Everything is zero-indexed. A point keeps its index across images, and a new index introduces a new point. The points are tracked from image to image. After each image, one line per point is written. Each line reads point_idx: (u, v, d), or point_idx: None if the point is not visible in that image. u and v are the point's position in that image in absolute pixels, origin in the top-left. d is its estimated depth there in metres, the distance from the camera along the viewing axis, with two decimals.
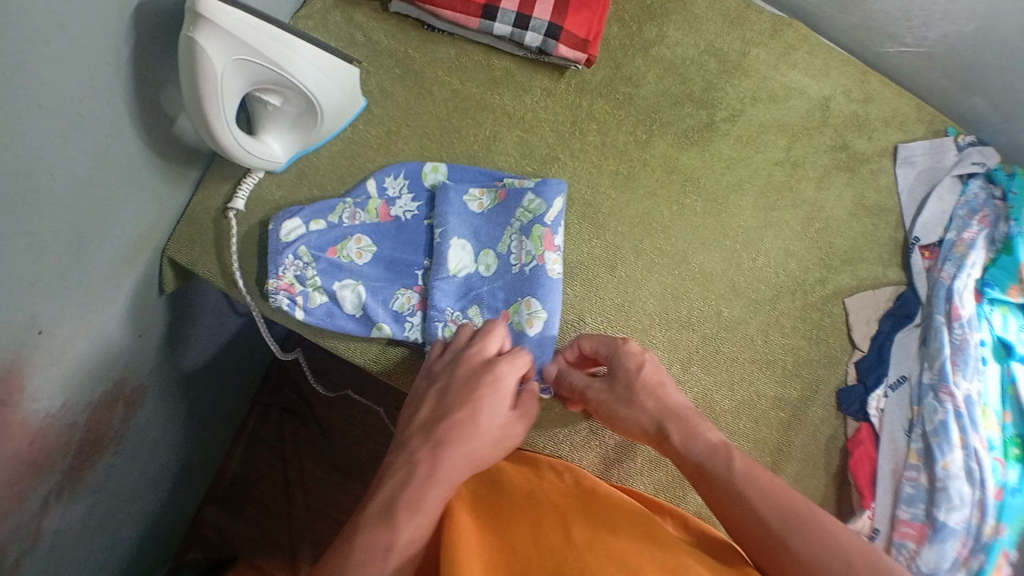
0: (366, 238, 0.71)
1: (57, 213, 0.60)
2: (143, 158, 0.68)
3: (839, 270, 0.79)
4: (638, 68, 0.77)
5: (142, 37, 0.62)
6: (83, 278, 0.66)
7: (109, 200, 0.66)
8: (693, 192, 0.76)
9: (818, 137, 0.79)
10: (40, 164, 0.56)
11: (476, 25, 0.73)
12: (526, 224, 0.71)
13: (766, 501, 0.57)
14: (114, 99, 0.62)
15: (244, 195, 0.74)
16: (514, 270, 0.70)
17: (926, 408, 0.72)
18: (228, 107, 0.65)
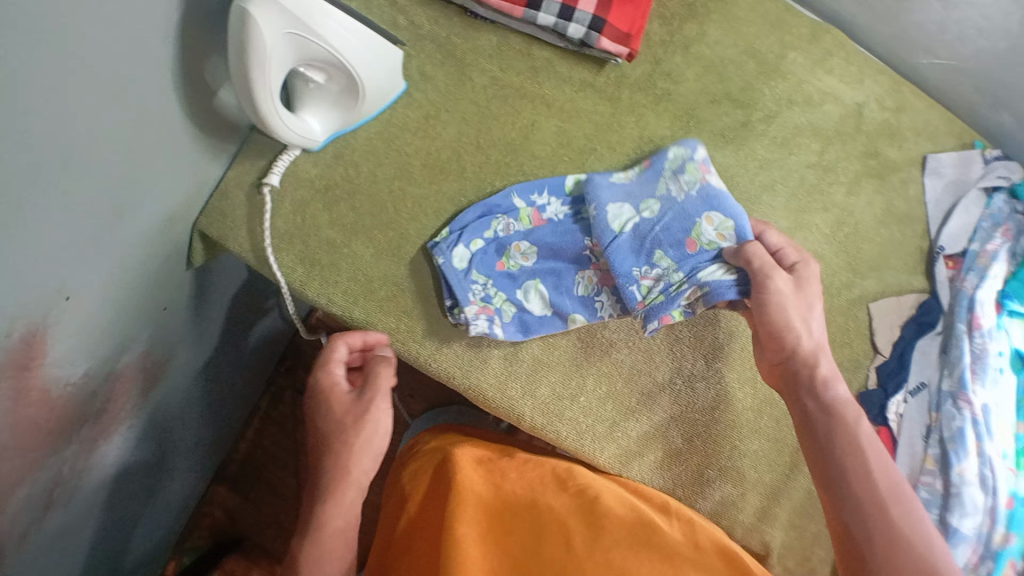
0: (525, 242, 0.73)
1: (99, 177, 0.59)
2: (182, 128, 0.68)
3: (865, 275, 0.80)
4: (678, 65, 0.77)
5: (189, 5, 0.62)
6: (115, 245, 0.65)
7: (145, 167, 0.65)
8: (727, 190, 0.76)
9: (850, 143, 0.80)
10: (87, 126, 0.56)
11: (520, 14, 0.73)
12: (676, 168, 0.73)
13: None
14: (159, 66, 0.61)
15: (279, 171, 0.73)
16: (679, 202, 0.71)
17: (945, 415, 0.74)
18: (270, 79, 0.64)
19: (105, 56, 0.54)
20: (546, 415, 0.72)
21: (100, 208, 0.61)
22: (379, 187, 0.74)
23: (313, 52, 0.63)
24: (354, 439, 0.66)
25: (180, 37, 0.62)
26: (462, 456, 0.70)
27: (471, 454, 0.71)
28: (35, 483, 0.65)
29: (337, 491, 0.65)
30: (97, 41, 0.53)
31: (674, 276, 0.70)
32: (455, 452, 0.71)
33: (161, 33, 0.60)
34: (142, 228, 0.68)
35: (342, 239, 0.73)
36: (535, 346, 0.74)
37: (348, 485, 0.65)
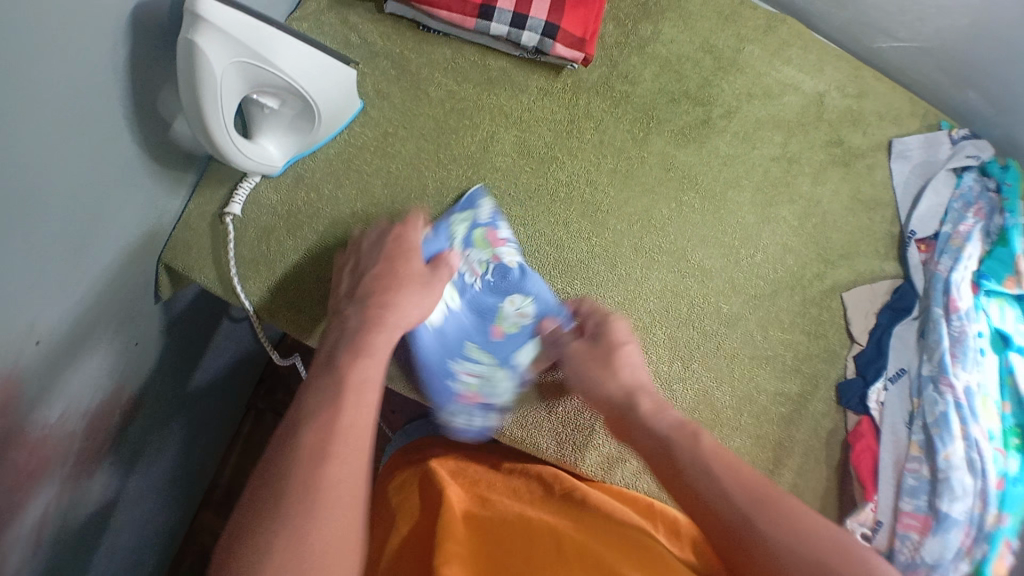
0: (517, 296, 0.73)
1: (61, 216, 0.59)
2: (140, 161, 0.68)
3: (836, 265, 0.79)
4: (634, 66, 0.77)
5: (137, 42, 0.61)
6: (80, 285, 0.65)
7: (104, 204, 0.64)
8: (691, 189, 0.76)
9: (813, 132, 0.80)
10: (44, 168, 0.55)
11: (472, 25, 0.73)
12: (466, 236, 0.72)
13: (737, 485, 0.52)
14: (111, 105, 0.61)
15: (240, 200, 0.73)
16: (477, 286, 0.72)
17: (927, 401, 0.73)
18: (227, 110, 0.64)
19: (57, 94, 0.54)
20: (523, 428, 0.71)
21: (64, 247, 0.61)
22: (342, 209, 0.75)
23: (263, 75, 0.63)
24: (404, 299, 0.64)
25: (134, 70, 0.62)
26: (440, 467, 0.71)
27: (448, 467, 0.72)
28: (22, 527, 0.65)
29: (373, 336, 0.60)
30: (48, 79, 0.53)
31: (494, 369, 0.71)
32: (435, 464, 0.71)
33: (114, 68, 0.59)
34: (106, 265, 0.68)
35: (308, 263, 0.73)
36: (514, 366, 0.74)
37: (393, 329, 0.62)
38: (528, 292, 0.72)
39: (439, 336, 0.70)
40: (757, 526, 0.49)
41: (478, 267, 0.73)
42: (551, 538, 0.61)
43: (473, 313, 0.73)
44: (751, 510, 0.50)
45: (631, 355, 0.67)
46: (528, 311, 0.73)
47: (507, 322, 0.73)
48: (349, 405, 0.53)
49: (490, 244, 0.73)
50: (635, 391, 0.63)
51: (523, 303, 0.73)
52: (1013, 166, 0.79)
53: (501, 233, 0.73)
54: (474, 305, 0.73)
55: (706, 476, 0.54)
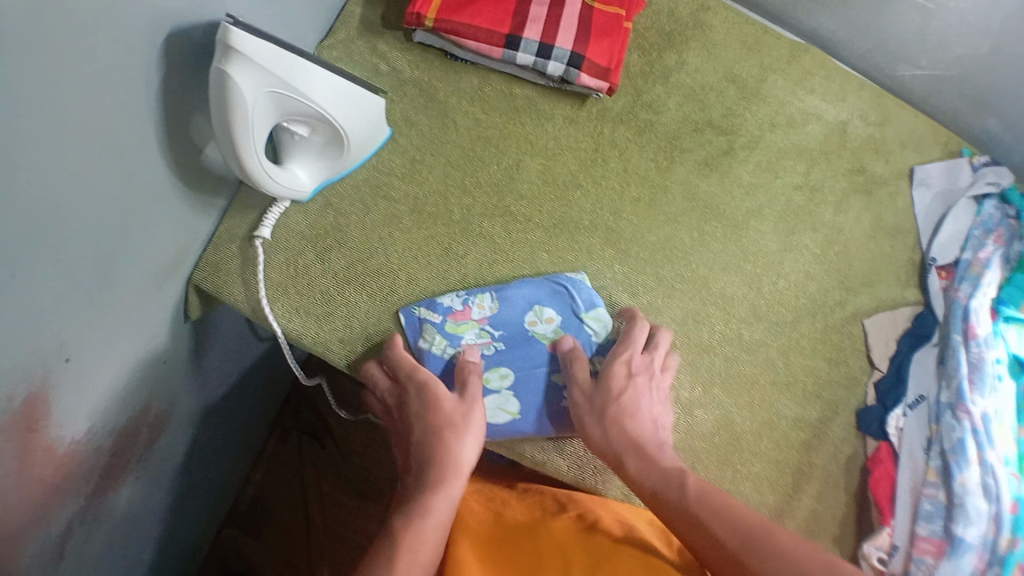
0: (530, 314, 0.73)
1: (95, 237, 0.60)
2: (170, 184, 0.69)
3: (858, 292, 0.79)
4: (659, 95, 0.78)
5: (172, 69, 0.62)
6: (112, 304, 0.66)
7: (136, 226, 0.66)
8: (714, 218, 0.77)
9: (836, 161, 0.80)
10: (81, 190, 0.56)
11: (499, 54, 0.75)
12: (448, 339, 0.72)
13: (719, 519, 0.58)
14: (144, 130, 0.62)
15: (270, 224, 0.74)
16: (496, 345, 0.72)
17: (944, 426, 0.74)
18: (256, 134, 0.66)
19: (93, 118, 0.55)
20: (545, 449, 0.72)
21: (97, 269, 0.62)
22: (370, 234, 0.75)
23: (292, 104, 0.65)
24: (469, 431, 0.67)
25: (168, 95, 0.63)
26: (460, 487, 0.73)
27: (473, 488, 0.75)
28: (46, 537, 0.66)
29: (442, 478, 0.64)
30: (85, 104, 0.54)
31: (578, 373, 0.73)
32: None
33: (150, 93, 0.61)
34: (137, 285, 0.69)
35: (335, 287, 0.74)
36: None
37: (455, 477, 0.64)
38: (529, 306, 0.73)
39: (534, 402, 0.71)
40: (754, 570, 0.54)
41: (484, 340, 0.72)
42: (560, 554, 0.63)
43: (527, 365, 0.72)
44: (743, 552, 0.56)
45: (596, 414, 0.67)
46: (553, 314, 0.73)
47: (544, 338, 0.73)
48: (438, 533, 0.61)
49: (467, 318, 0.72)
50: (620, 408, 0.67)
51: (541, 312, 0.73)
52: None
53: (460, 305, 0.73)
54: (516, 355, 0.72)
55: (702, 517, 0.59)
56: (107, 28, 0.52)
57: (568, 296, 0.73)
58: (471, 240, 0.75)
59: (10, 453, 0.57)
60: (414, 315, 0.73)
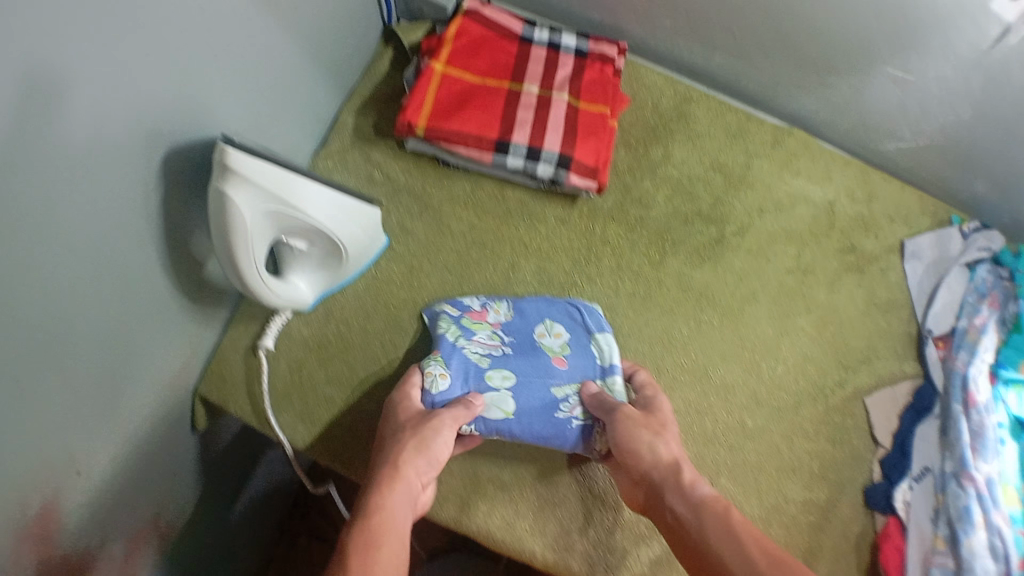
0: (544, 325, 0.73)
1: (99, 372, 0.60)
2: (178, 305, 0.69)
3: (856, 370, 0.80)
4: (647, 189, 0.79)
5: (180, 190, 0.61)
6: (112, 421, 0.64)
7: (138, 345, 0.64)
8: (709, 306, 0.77)
9: (826, 242, 0.80)
10: (87, 329, 0.56)
11: (490, 159, 0.75)
12: (460, 327, 0.72)
13: (756, 544, 0.54)
14: (149, 251, 0.61)
15: (272, 333, 0.76)
16: (504, 350, 0.71)
17: (950, 496, 0.72)
18: (258, 253, 0.66)
19: (104, 256, 0.55)
20: (557, 549, 0.71)
21: (104, 398, 0.62)
22: (371, 340, 0.77)
23: (290, 220, 0.66)
24: (438, 442, 0.62)
25: (183, 225, 0.64)
26: None
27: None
28: None
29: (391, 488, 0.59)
30: (98, 246, 0.54)
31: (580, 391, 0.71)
32: None
33: (162, 225, 0.61)
34: (145, 405, 0.69)
35: (338, 393, 0.75)
36: (542, 487, 0.74)
37: (402, 490, 0.59)
38: (541, 319, 0.74)
39: (529, 413, 0.68)
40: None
41: (494, 342, 0.72)
42: None
43: (531, 371, 0.70)
44: (772, 573, 0.51)
45: (642, 428, 0.65)
46: (562, 329, 0.73)
47: (554, 349, 0.72)
48: (392, 536, 0.56)
49: (483, 321, 0.73)
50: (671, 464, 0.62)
51: (551, 325, 0.73)
52: None
53: (478, 309, 0.74)
54: (522, 360, 0.71)
55: (726, 538, 0.54)
56: (120, 170, 0.53)
57: (581, 312, 0.74)
58: None
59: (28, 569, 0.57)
60: (435, 312, 0.73)
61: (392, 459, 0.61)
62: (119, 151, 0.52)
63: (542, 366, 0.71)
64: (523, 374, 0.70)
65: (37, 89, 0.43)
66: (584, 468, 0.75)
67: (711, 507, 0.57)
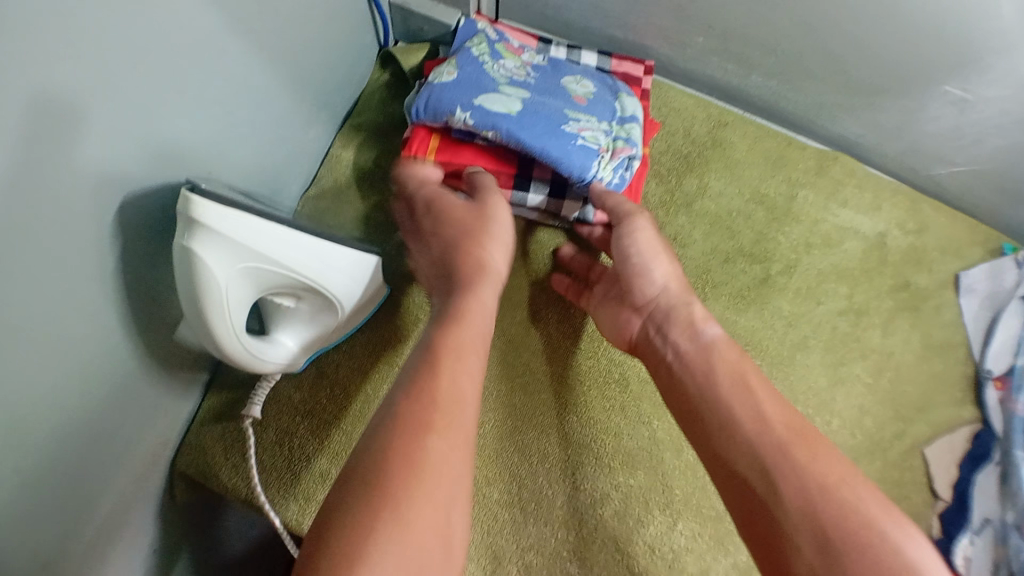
0: (574, 77, 0.70)
1: (33, 467, 0.49)
2: (139, 372, 0.58)
3: (914, 419, 0.72)
4: (683, 227, 0.69)
5: (140, 244, 0.51)
6: (57, 516, 0.54)
7: (88, 429, 0.54)
8: (756, 356, 0.67)
9: (878, 278, 0.72)
10: (8, 417, 0.45)
11: (508, 197, 0.66)
12: (490, 47, 0.69)
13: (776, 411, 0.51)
14: (102, 319, 0.50)
15: (261, 399, 0.68)
16: (528, 79, 0.68)
17: (1012, 549, 0.65)
18: (237, 315, 0.59)
19: (39, 325, 0.45)
20: None
21: (51, 490, 0.52)
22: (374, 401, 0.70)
23: (268, 274, 0.58)
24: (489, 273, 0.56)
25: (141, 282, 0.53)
26: None
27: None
28: None
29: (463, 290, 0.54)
30: (28, 314, 0.43)
31: (605, 128, 0.66)
32: None
33: (119, 287, 0.51)
34: (102, 487, 0.59)
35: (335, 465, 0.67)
36: (575, 567, 0.62)
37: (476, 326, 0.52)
38: (568, 73, 0.71)
39: (530, 124, 0.62)
40: (801, 467, 0.47)
41: (520, 70, 0.69)
42: None
43: (550, 95, 0.67)
44: (792, 444, 0.49)
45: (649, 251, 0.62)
46: (589, 83, 0.70)
47: (580, 93, 0.69)
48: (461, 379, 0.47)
49: (516, 55, 0.71)
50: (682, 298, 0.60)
51: (578, 79, 0.70)
52: None
53: (515, 47, 0.72)
54: (543, 87, 0.68)
55: (744, 399, 0.52)
56: (63, 211, 0.43)
57: (606, 76, 0.72)
58: (486, 403, 0.67)
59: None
60: (474, 26, 0.70)
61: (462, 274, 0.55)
62: (88, 187, 0.44)
63: (565, 96, 0.67)
64: (541, 98, 0.66)
65: (57, 127, 0.40)
66: (624, 542, 0.63)
67: (720, 351, 0.56)
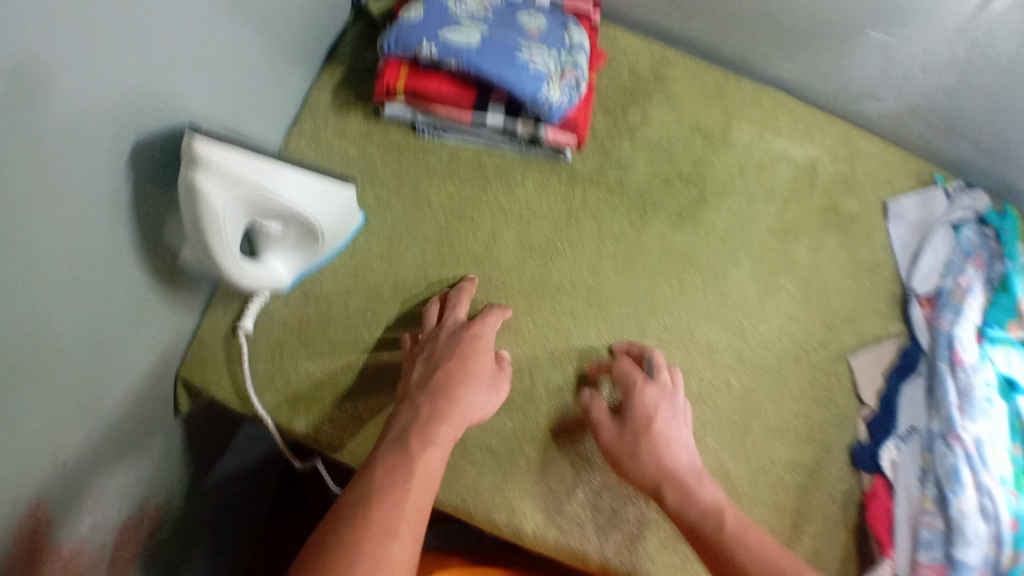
0: (529, 12, 0.78)
1: (86, 361, 0.59)
2: (155, 289, 0.68)
3: (840, 329, 0.80)
4: (626, 152, 0.78)
5: (154, 178, 0.60)
6: (99, 418, 0.64)
7: (119, 339, 0.64)
8: (692, 267, 0.77)
9: (807, 200, 0.80)
10: (70, 319, 0.55)
11: (469, 118, 0.74)
12: None
13: (761, 565, 0.58)
14: (127, 241, 0.60)
15: (252, 314, 0.73)
16: (488, 15, 0.76)
17: (937, 455, 0.73)
18: (231, 237, 0.65)
19: (84, 248, 0.54)
20: (548, 517, 0.70)
21: (97, 388, 0.62)
22: (352, 317, 0.75)
23: (259, 203, 0.65)
24: (461, 412, 0.64)
25: (164, 206, 0.64)
26: None
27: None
28: None
29: (441, 422, 0.62)
30: (84, 236, 0.53)
31: (556, 56, 0.74)
32: None
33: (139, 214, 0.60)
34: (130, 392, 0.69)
35: (324, 369, 0.74)
36: (530, 448, 0.73)
37: (450, 434, 0.62)
38: (524, 9, 0.78)
39: (487, 55, 0.71)
40: None
41: (480, 6, 0.77)
42: None
43: (506, 30, 0.75)
44: None
45: (669, 416, 0.68)
46: (542, 16, 0.78)
47: (534, 26, 0.77)
48: (415, 490, 0.57)
49: None
50: (675, 474, 0.65)
51: (532, 13, 0.78)
52: (1010, 216, 0.81)
53: None
54: (501, 22, 0.76)
55: (744, 549, 0.59)
56: (105, 155, 0.52)
57: (559, 9, 0.79)
58: None
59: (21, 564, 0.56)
60: None
61: (435, 402, 0.63)
62: (70, 131, 0.48)
63: (520, 30, 0.76)
64: (498, 32, 0.74)
65: (30, 88, 0.43)
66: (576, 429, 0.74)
67: (724, 513, 0.62)
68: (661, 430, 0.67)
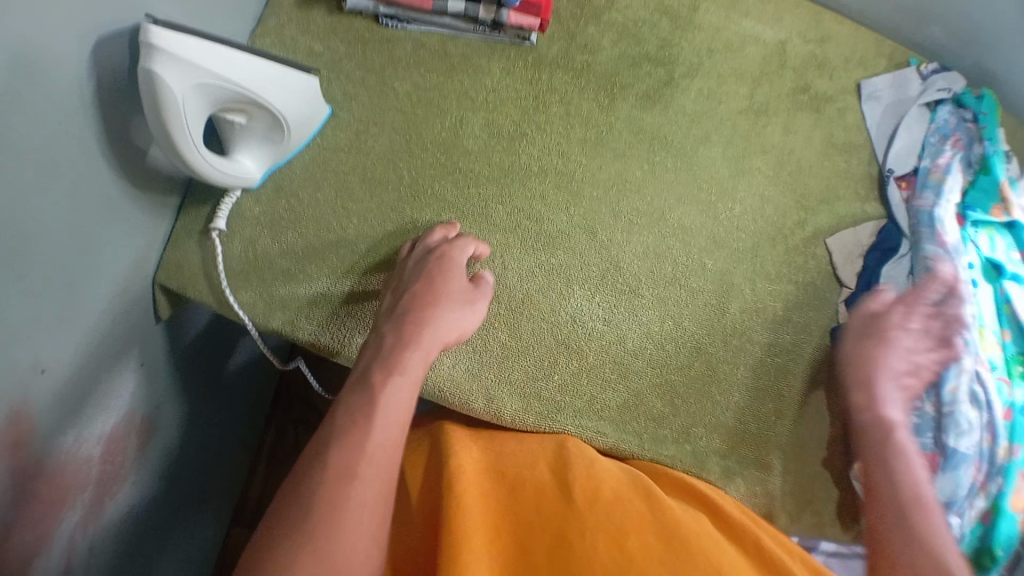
0: None
1: (60, 243, 0.58)
2: (135, 186, 0.67)
3: (816, 211, 0.79)
4: (592, 36, 0.81)
5: (115, 57, 0.59)
6: (80, 312, 0.63)
7: (95, 230, 0.62)
8: (662, 149, 0.78)
9: (778, 81, 0.82)
10: (36, 192, 0.54)
11: (431, 5, 0.77)
12: None
13: (887, 481, 0.60)
14: (93, 122, 0.59)
15: (225, 214, 0.72)
16: None
17: None
18: (194, 129, 0.63)
19: (47, 114, 0.53)
20: (526, 404, 0.70)
21: (76, 275, 0.61)
22: (322, 211, 0.75)
23: (218, 92, 0.63)
24: (429, 337, 0.63)
25: (130, 94, 0.63)
26: (463, 448, 0.65)
27: (484, 457, 0.66)
28: (48, 555, 0.64)
29: (406, 349, 0.62)
30: (45, 106, 0.53)
31: None
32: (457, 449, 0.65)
33: (101, 96, 0.59)
34: (118, 293, 0.68)
35: (296, 266, 0.73)
36: (504, 333, 0.71)
37: (415, 356, 0.62)
38: None
39: None
40: (911, 518, 0.57)
41: None
42: (558, 521, 0.59)
43: None
44: (897, 517, 0.57)
45: (869, 323, 0.70)
46: None
47: None
48: (376, 423, 0.57)
49: None
50: (880, 392, 0.65)
51: None
52: (986, 96, 0.82)
53: None
54: None
55: (899, 459, 0.61)
56: (57, 19, 0.52)
57: None
58: (417, 200, 0.76)
59: (3, 475, 0.55)
60: None
61: (400, 329, 0.63)
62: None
63: None
64: None
65: None
66: (550, 311, 0.72)
67: (894, 428, 0.63)
68: (871, 335, 0.69)
